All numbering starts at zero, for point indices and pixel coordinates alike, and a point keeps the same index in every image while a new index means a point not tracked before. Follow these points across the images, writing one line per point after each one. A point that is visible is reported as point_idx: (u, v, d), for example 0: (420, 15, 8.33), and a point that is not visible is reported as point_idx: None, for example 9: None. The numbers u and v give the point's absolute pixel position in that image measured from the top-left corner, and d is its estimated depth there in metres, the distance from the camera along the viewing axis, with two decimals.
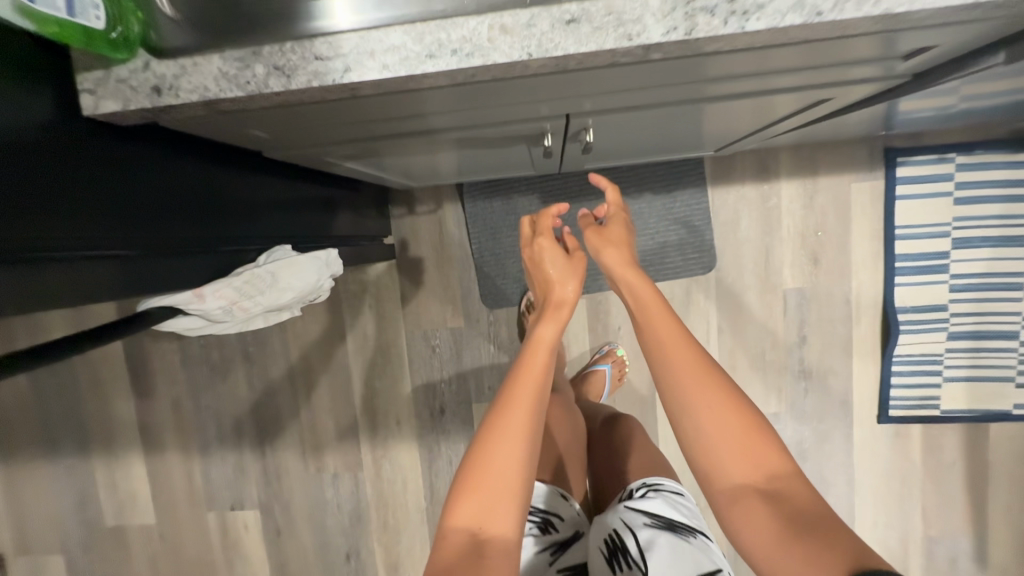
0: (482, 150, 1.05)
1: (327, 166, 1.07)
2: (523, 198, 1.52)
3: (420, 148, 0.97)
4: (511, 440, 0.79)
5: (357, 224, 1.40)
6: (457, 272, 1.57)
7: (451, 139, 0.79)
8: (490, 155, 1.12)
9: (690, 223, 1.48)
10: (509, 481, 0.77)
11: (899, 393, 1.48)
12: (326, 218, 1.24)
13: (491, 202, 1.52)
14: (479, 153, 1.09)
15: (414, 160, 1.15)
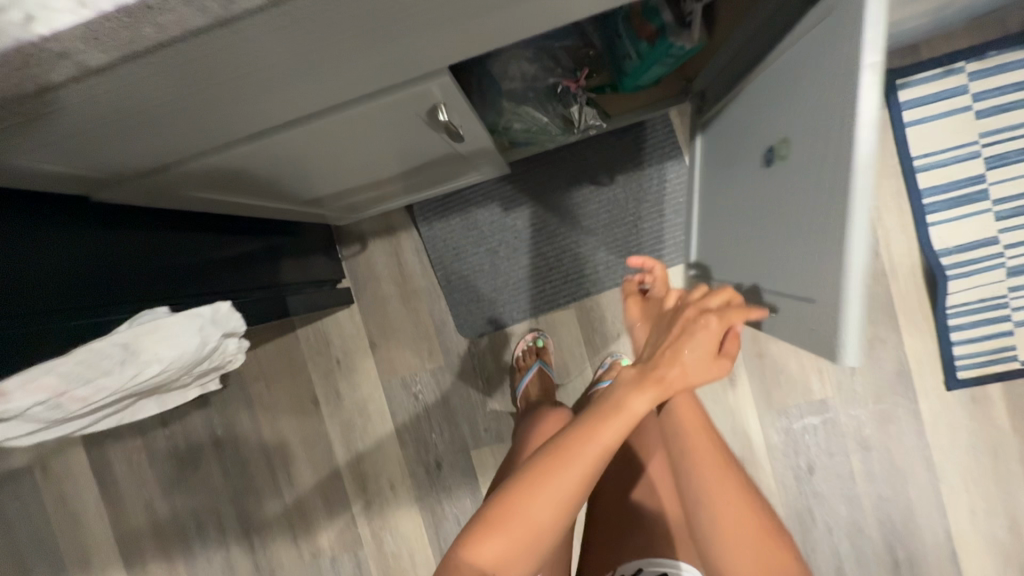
0: (400, 144, 0.90)
1: (239, 201, 0.95)
2: (483, 209, 1.36)
3: (325, 154, 0.83)
4: (552, 499, 0.65)
5: (306, 270, 1.25)
6: (426, 305, 1.40)
7: (331, 121, 0.68)
8: (418, 152, 0.97)
9: (674, 199, 1.30)
10: (546, 528, 0.65)
11: (966, 351, 1.23)
12: (267, 265, 1.11)
13: (449, 221, 1.36)
14: (405, 151, 0.94)
15: (341, 178, 1.01)
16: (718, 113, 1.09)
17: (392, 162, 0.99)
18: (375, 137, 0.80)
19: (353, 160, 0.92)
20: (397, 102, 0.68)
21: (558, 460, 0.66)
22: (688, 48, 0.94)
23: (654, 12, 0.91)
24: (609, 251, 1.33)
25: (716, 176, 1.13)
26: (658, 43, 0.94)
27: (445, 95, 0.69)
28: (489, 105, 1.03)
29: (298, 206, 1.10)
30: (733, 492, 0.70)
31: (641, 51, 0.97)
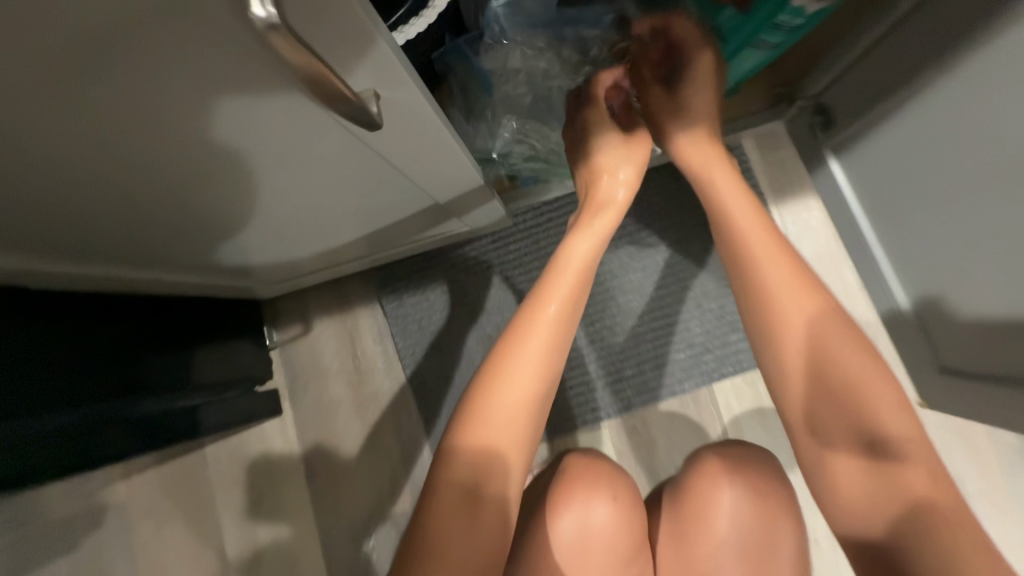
0: (321, 174, 0.49)
1: (78, 269, 0.54)
2: (475, 278, 0.96)
3: (162, 193, 0.43)
4: (528, 369, 0.52)
5: (228, 367, 0.85)
6: (391, 414, 0.96)
7: (91, 99, 0.29)
8: (373, 193, 0.58)
9: None
10: (524, 415, 0.51)
11: None
12: (158, 369, 0.71)
13: (427, 294, 0.96)
14: (343, 189, 0.54)
15: (260, 233, 0.63)
16: (864, 121, 0.66)
17: (328, 209, 0.60)
18: (245, 152, 0.40)
19: (267, 204, 0.54)
20: (236, 59, 0.29)
21: (519, 324, 0.55)
22: (812, 12, 0.55)
23: None
24: (669, 333, 0.89)
25: (916, 230, 0.68)
26: (756, 6, 0.55)
27: (313, 21, 0.27)
28: (476, 116, 0.71)
29: (203, 281, 0.71)
30: (805, 301, 0.49)
31: (723, 26, 0.61)
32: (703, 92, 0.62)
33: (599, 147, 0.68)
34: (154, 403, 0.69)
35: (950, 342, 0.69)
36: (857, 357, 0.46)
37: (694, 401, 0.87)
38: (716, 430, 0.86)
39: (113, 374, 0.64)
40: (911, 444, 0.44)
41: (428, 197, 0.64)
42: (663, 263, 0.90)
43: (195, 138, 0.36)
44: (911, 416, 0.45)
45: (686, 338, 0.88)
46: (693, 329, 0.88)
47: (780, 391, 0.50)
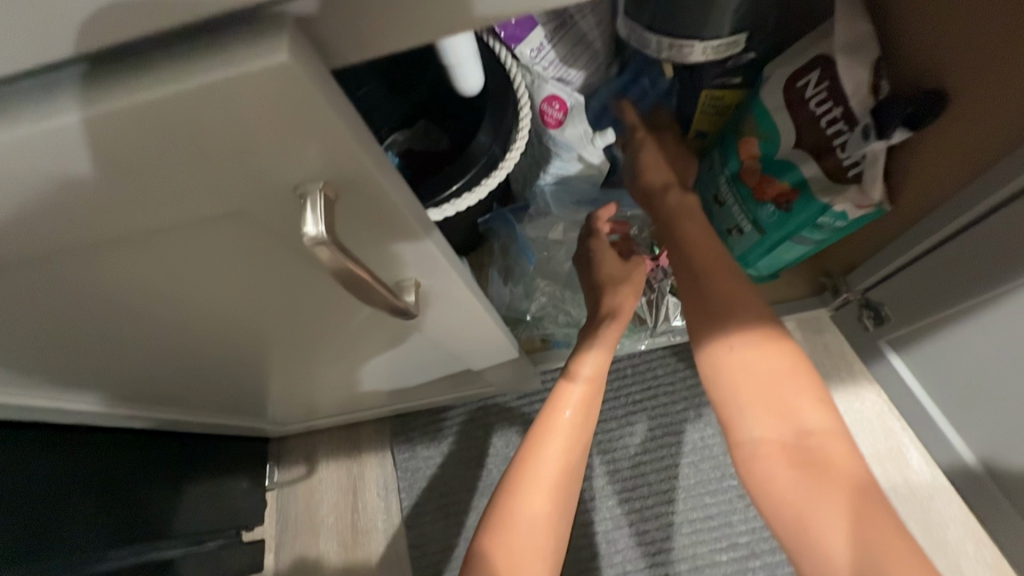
0: (352, 332, 0.48)
1: (88, 399, 0.52)
2: (494, 434, 0.90)
3: (198, 333, 0.43)
4: (546, 484, 0.52)
5: (214, 512, 0.78)
6: None
7: (144, 266, 0.30)
8: (408, 352, 0.57)
9: None
10: (548, 525, 0.50)
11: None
12: (137, 513, 0.65)
13: (442, 447, 0.90)
14: (372, 346, 0.53)
15: (279, 377, 0.61)
16: (910, 327, 0.62)
17: (358, 362, 0.58)
18: (286, 307, 0.41)
19: (293, 352, 0.52)
20: (283, 247, 0.30)
21: (538, 432, 0.55)
22: (854, 218, 0.56)
23: (786, 166, 0.58)
24: (705, 518, 0.78)
25: (1003, 445, 0.60)
26: (794, 208, 0.59)
27: (360, 226, 0.28)
28: (514, 278, 0.72)
29: (217, 420, 0.68)
30: (740, 310, 0.51)
31: (764, 220, 0.63)
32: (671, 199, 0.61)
33: (597, 267, 0.66)
34: (114, 560, 0.60)
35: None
36: (779, 364, 0.48)
37: None
38: None
39: (88, 512, 0.58)
40: (830, 436, 0.46)
41: (465, 363, 0.62)
42: (698, 440, 0.82)
43: (237, 294, 0.37)
44: (828, 408, 0.47)
45: (727, 524, 0.77)
46: (734, 521, 0.77)
47: (712, 393, 0.50)
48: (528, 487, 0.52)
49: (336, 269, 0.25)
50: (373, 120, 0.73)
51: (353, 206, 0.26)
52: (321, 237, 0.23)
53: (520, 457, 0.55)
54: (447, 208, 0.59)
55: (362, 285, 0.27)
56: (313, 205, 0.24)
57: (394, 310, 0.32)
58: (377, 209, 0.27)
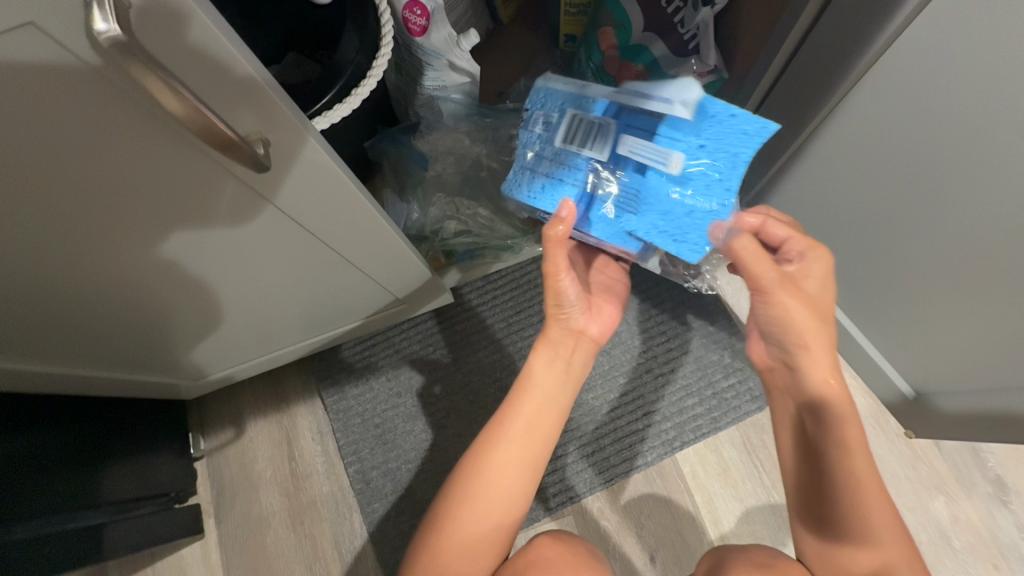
0: (240, 245, 0.48)
1: None
2: (421, 362, 0.91)
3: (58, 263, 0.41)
4: (516, 433, 0.54)
5: (142, 480, 0.75)
6: (329, 524, 0.85)
7: None
8: (305, 271, 0.57)
9: (704, 327, 0.87)
10: (532, 460, 0.54)
11: None
12: (53, 482, 0.61)
13: (371, 383, 0.91)
14: (265, 265, 0.53)
15: (176, 324, 0.59)
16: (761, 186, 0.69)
17: (258, 289, 0.58)
18: (150, 219, 0.39)
19: (177, 285, 0.51)
20: (120, 117, 0.30)
21: (483, 447, 0.54)
22: (700, 86, 0.62)
23: (639, 48, 0.63)
24: (655, 435, 0.83)
25: (848, 269, 0.71)
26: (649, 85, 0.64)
27: (180, 59, 0.27)
28: (410, 192, 0.73)
29: (125, 378, 0.65)
30: (850, 426, 0.50)
31: None
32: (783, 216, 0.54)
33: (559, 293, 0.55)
34: (25, 531, 0.56)
35: (929, 375, 0.71)
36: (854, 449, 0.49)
37: (661, 475, 0.81)
38: (687, 503, 0.80)
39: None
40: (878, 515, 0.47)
41: (367, 276, 0.63)
42: (611, 332, 0.88)
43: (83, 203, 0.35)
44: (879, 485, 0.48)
45: (675, 444, 0.82)
46: (683, 445, 0.82)
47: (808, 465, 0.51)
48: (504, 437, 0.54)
49: (158, 92, 0.26)
50: None
51: (161, 30, 0.25)
52: (116, 38, 0.23)
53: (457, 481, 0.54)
54: (320, 119, 0.59)
55: (197, 115, 0.29)
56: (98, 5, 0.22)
57: (242, 157, 0.33)
58: (187, 37, 0.26)
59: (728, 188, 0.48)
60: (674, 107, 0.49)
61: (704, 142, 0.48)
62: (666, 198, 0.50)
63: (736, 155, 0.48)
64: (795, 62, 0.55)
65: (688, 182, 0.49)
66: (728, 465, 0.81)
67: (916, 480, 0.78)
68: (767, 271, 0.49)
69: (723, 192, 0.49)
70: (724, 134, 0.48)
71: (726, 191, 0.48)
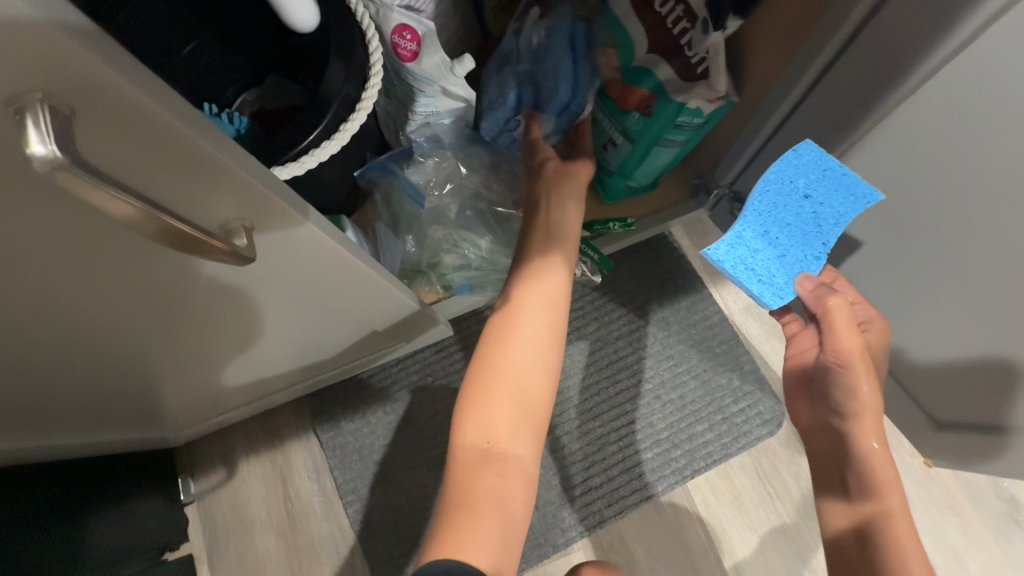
0: (226, 306, 0.43)
1: None
2: (420, 395, 0.88)
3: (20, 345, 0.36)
4: (533, 321, 0.53)
5: (128, 533, 0.71)
6: (329, 566, 0.81)
7: None
8: (296, 324, 0.53)
9: (710, 350, 0.85)
10: (547, 354, 0.53)
11: None
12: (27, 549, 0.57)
13: (368, 418, 0.87)
14: (253, 323, 0.49)
15: (160, 382, 0.55)
16: None
17: (249, 344, 0.54)
18: (117, 296, 0.35)
19: (160, 352, 0.47)
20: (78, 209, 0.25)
21: (500, 336, 0.53)
22: (708, 113, 0.59)
23: (644, 71, 0.58)
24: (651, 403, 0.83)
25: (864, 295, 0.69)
26: (656, 111, 0.60)
27: (148, 162, 0.24)
28: (403, 228, 0.69)
29: (99, 439, 0.60)
30: (892, 491, 0.53)
31: (632, 129, 0.64)
32: (845, 286, 0.57)
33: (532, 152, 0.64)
34: None
35: (944, 399, 0.69)
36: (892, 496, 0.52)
37: (672, 506, 0.79)
38: (699, 534, 0.78)
39: None
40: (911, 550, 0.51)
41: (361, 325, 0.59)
42: (615, 356, 0.85)
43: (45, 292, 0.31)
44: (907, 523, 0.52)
45: (684, 472, 0.80)
46: (693, 473, 0.80)
47: (859, 503, 0.54)
48: (519, 328, 0.52)
49: (106, 205, 0.23)
50: (213, 81, 0.65)
51: (124, 138, 0.23)
52: (55, 158, 0.19)
53: (468, 393, 0.52)
54: (307, 159, 0.55)
55: (153, 219, 0.25)
56: (36, 122, 0.19)
57: (218, 254, 0.30)
58: (159, 142, 0.24)
59: (825, 244, 0.49)
60: (799, 155, 0.49)
61: (813, 194, 0.49)
62: (758, 262, 0.51)
63: (841, 218, 0.48)
64: (818, 88, 0.52)
65: (788, 230, 0.50)
66: (739, 491, 0.79)
67: (930, 502, 0.77)
68: (853, 340, 0.50)
69: (817, 246, 0.50)
70: (833, 195, 0.48)
71: (822, 246, 0.49)
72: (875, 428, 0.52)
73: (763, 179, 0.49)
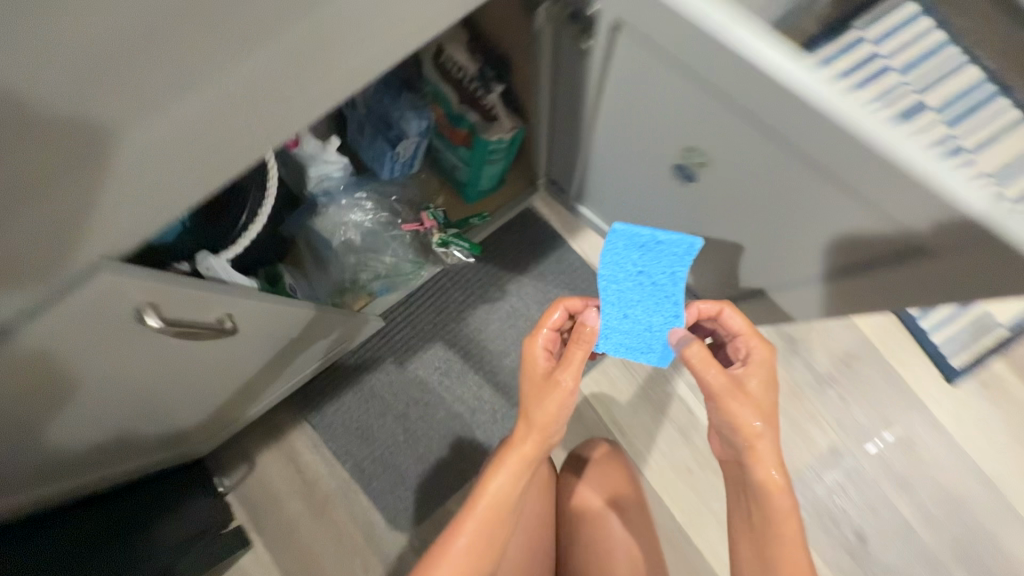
0: (229, 356, 0.72)
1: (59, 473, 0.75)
2: (377, 372, 1.15)
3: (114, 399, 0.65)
4: (480, 529, 0.59)
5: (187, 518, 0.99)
6: (344, 507, 1.12)
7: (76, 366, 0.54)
8: (274, 357, 0.82)
9: (577, 288, 1.15)
10: (486, 559, 0.60)
11: (943, 338, 1.10)
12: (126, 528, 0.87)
13: (343, 399, 1.15)
14: (247, 360, 0.77)
15: (192, 412, 0.81)
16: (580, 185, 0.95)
17: (248, 375, 0.82)
18: (172, 361, 0.65)
19: (191, 388, 0.74)
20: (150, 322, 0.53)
21: (448, 538, 0.59)
22: (507, 139, 0.86)
23: (460, 116, 0.85)
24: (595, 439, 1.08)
25: None
26: (473, 144, 0.87)
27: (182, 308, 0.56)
28: (327, 261, 0.93)
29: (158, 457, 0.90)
30: (781, 495, 0.61)
31: (464, 157, 0.91)
32: (735, 314, 0.66)
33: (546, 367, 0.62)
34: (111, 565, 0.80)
35: None
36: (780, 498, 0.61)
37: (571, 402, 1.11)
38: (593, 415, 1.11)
39: None
40: (791, 534, 0.60)
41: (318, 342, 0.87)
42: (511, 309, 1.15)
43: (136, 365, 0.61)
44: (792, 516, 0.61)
45: None
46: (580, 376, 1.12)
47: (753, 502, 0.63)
48: (467, 535, 0.59)
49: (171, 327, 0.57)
50: None
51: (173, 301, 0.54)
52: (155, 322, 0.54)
53: None
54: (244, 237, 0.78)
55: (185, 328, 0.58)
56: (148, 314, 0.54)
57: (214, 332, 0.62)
58: (186, 296, 0.54)
59: (675, 305, 0.60)
60: (615, 239, 0.59)
61: (644, 268, 0.59)
62: (637, 335, 0.61)
63: (672, 274, 0.59)
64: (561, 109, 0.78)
65: (641, 305, 0.60)
66: (615, 380, 1.13)
67: None
68: (716, 376, 0.58)
69: (671, 308, 0.60)
70: (655, 262, 0.59)
71: (674, 307, 0.60)
72: (769, 458, 0.60)
73: (600, 276, 0.60)
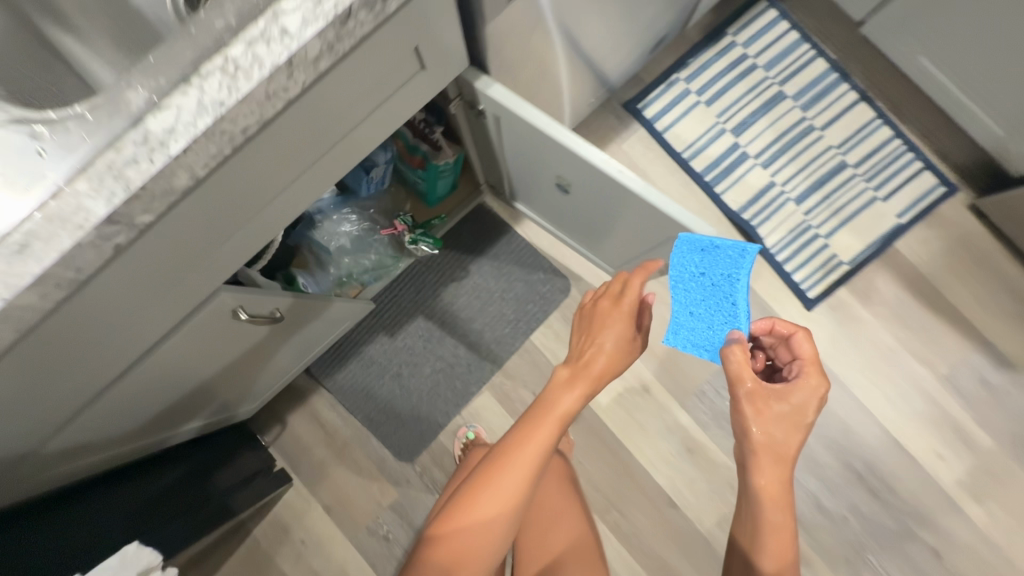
0: (276, 336, 1.05)
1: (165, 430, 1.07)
2: (374, 344, 1.48)
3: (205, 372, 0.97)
4: (518, 470, 0.74)
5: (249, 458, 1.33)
6: (360, 448, 1.46)
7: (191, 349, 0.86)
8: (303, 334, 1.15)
9: (522, 262, 1.48)
10: (518, 490, 0.74)
11: (803, 275, 1.44)
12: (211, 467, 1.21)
13: (349, 367, 1.47)
14: (286, 339, 1.10)
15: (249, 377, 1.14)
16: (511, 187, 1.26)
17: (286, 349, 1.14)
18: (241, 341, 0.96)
19: (250, 361, 1.07)
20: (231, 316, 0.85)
21: (488, 475, 0.74)
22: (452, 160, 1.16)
23: (415, 148, 1.14)
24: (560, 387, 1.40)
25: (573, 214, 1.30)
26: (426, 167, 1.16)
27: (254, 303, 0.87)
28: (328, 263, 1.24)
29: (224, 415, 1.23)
30: (775, 504, 0.69)
31: (421, 175, 1.20)
32: (807, 340, 0.73)
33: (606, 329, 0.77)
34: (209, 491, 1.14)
35: None
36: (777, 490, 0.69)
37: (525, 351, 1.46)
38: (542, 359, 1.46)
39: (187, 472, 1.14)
40: (776, 528, 0.69)
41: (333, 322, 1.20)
42: (472, 284, 1.48)
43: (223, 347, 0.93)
44: (783, 509, 0.69)
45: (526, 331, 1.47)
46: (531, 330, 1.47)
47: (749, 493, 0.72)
48: (504, 471, 0.74)
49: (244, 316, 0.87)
50: None
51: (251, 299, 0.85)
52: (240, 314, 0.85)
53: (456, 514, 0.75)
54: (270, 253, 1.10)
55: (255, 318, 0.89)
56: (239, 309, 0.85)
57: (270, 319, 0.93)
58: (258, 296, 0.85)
59: (733, 304, 0.69)
60: (686, 245, 0.73)
61: (707, 271, 0.72)
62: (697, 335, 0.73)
63: (737, 267, 0.69)
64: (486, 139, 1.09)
65: (705, 304, 0.72)
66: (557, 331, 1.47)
67: None
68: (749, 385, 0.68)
69: (730, 307, 0.70)
70: (717, 262, 0.71)
71: (733, 305, 0.70)
72: (766, 467, 0.69)
73: (672, 275, 0.74)
